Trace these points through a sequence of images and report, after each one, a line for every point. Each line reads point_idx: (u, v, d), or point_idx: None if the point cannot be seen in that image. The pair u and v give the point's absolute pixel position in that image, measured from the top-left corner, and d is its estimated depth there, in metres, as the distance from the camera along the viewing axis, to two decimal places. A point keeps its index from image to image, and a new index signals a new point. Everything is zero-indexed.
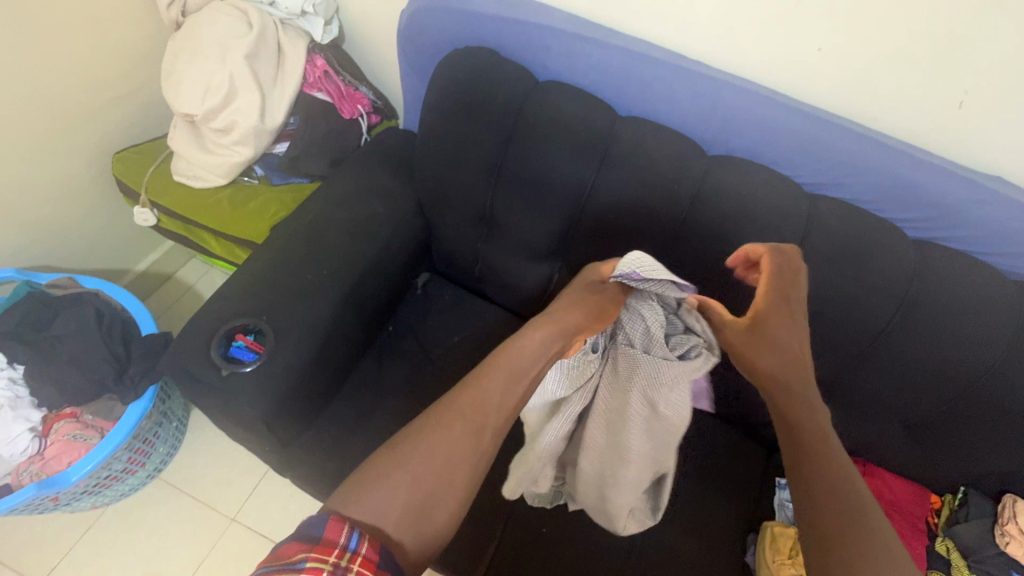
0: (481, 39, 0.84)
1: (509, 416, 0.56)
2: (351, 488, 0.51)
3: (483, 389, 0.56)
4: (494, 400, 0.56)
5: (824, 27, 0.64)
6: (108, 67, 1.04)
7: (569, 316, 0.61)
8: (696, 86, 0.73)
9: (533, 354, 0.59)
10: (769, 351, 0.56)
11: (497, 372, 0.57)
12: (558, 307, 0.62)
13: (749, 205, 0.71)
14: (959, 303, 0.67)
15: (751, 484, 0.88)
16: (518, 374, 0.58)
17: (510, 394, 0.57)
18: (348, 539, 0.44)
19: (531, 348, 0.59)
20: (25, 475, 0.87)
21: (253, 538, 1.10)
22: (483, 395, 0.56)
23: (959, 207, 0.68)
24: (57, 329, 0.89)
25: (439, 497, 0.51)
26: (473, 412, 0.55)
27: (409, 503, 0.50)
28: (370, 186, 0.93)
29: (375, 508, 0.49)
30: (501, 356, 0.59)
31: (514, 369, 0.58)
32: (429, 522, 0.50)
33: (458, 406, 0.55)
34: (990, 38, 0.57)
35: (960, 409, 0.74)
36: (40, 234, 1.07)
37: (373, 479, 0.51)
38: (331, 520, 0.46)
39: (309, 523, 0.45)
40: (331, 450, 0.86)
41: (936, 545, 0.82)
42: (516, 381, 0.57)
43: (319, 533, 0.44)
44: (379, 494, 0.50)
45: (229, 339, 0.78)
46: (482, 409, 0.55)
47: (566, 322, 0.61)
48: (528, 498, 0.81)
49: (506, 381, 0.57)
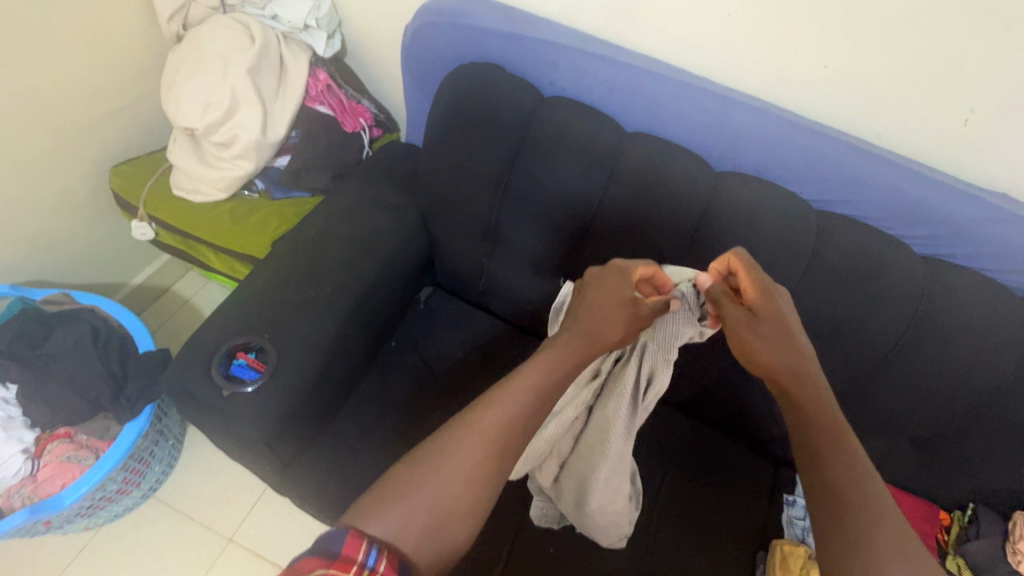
0: (486, 54, 0.83)
1: (532, 434, 0.55)
2: (368, 503, 0.50)
3: (509, 407, 0.53)
4: (519, 419, 0.53)
5: (831, 44, 0.64)
6: (107, 79, 1.02)
7: (607, 332, 0.58)
8: (704, 103, 0.73)
9: (564, 367, 0.57)
10: (763, 340, 0.54)
11: (523, 386, 0.54)
12: (595, 325, 0.59)
13: (760, 220, 0.70)
14: (969, 319, 0.67)
15: (760, 500, 0.87)
16: (547, 390, 0.55)
17: (535, 411, 0.54)
18: (367, 556, 0.43)
19: (557, 365, 0.56)
20: (16, 498, 0.84)
21: (251, 560, 1.07)
22: (510, 412, 0.53)
23: (967, 225, 0.68)
24: (52, 347, 0.87)
25: (458, 516, 0.50)
26: (497, 432, 0.52)
27: (429, 522, 0.49)
28: (373, 201, 0.92)
29: (394, 524, 0.48)
30: (529, 370, 0.56)
31: (542, 384, 0.55)
32: (447, 541, 0.49)
33: (481, 423, 0.52)
34: (998, 57, 0.58)
35: (971, 425, 0.73)
36: (34, 248, 1.05)
37: (391, 494, 0.50)
38: (350, 536, 0.44)
39: (327, 538, 0.44)
40: (333, 470, 0.84)
41: (947, 564, 0.81)
42: (544, 396, 0.55)
43: (337, 548, 0.43)
44: (399, 511, 0.49)
45: (229, 357, 0.76)
46: (507, 428, 0.53)
47: (601, 339, 0.58)
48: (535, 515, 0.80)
49: (533, 397, 0.54)
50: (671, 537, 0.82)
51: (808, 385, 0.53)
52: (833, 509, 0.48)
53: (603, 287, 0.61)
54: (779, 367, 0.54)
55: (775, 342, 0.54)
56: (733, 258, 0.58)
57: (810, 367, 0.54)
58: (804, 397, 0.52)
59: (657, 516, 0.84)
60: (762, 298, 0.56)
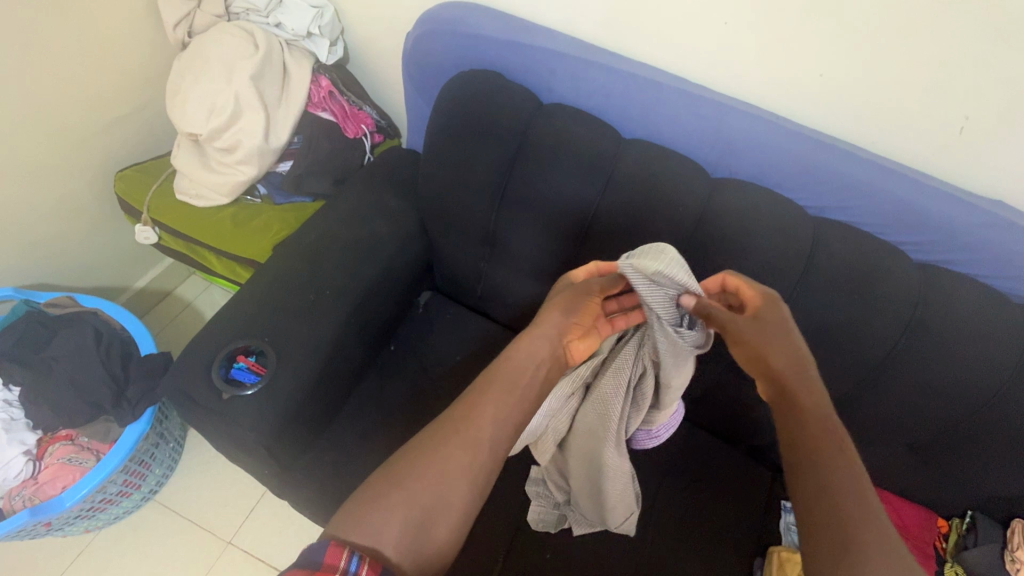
0: (486, 61, 0.84)
1: (509, 427, 0.55)
2: (349, 512, 0.50)
3: (477, 404, 0.55)
4: (490, 413, 0.55)
5: (827, 52, 0.65)
6: (113, 85, 1.04)
7: (556, 317, 0.60)
8: (701, 110, 0.74)
9: (528, 359, 0.58)
10: (766, 343, 0.54)
11: (487, 383, 0.57)
12: (542, 313, 0.62)
13: (755, 225, 0.71)
14: (965, 326, 0.67)
15: (757, 504, 0.87)
16: (514, 384, 0.57)
17: (506, 407, 0.55)
18: (349, 563, 0.43)
19: (521, 359, 0.58)
20: (18, 499, 0.85)
21: (249, 562, 1.07)
22: (479, 408, 0.55)
23: (962, 231, 0.68)
24: (54, 350, 0.88)
25: (439, 514, 0.50)
26: (468, 428, 0.53)
27: (408, 523, 0.49)
28: (374, 206, 0.93)
29: (374, 529, 0.48)
30: (492, 371, 0.58)
31: (508, 379, 0.57)
32: (429, 540, 0.49)
33: (451, 423, 0.54)
34: (991, 66, 0.58)
35: (968, 431, 0.73)
36: (39, 251, 1.06)
37: (369, 501, 0.50)
38: (331, 545, 0.44)
39: (309, 549, 0.44)
40: (331, 473, 0.85)
41: (946, 571, 0.80)
42: (512, 389, 0.56)
43: (319, 558, 0.43)
44: (377, 516, 0.49)
45: (230, 360, 0.77)
46: (478, 423, 0.54)
47: (551, 325, 0.60)
48: (532, 512, 0.82)
49: (500, 392, 0.56)
50: (668, 542, 0.82)
51: (808, 388, 0.53)
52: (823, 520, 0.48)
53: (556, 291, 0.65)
54: (780, 371, 0.54)
55: (778, 345, 0.54)
56: (728, 275, 0.58)
57: (809, 372, 0.54)
58: (802, 401, 0.53)
59: (653, 520, 0.84)
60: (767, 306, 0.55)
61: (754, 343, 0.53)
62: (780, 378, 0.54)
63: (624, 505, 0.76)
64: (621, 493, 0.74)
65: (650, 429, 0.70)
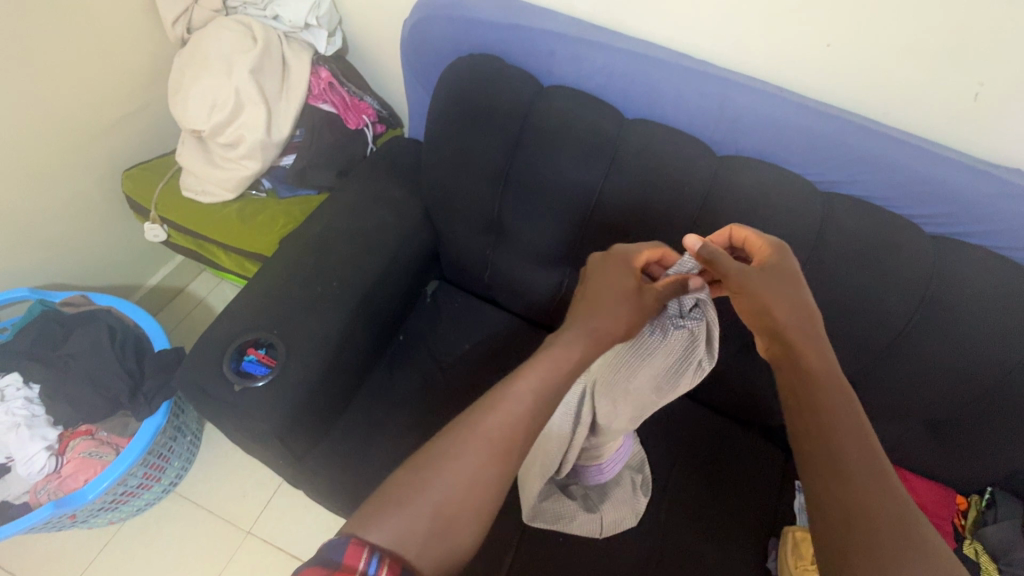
0: (484, 46, 0.83)
1: (538, 435, 0.54)
2: (369, 511, 0.50)
3: (512, 410, 0.53)
4: (523, 419, 0.53)
5: (834, 22, 0.63)
6: (115, 84, 1.05)
7: (608, 333, 0.57)
8: (703, 86, 0.72)
9: (570, 367, 0.55)
10: (773, 295, 0.53)
11: (527, 387, 0.54)
12: (591, 310, 0.57)
13: (763, 203, 0.70)
14: (982, 298, 0.66)
15: (771, 483, 0.87)
16: (550, 388, 0.54)
17: (541, 412, 0.54)
18: (368, 565, 0.44)
19: (568, 360, 0.55)
20: (43, 492, 0.87)
21: (269, 551, 1.09)
22: (512, 415, 0.53)
23: (978, 201, 0.66)
24: (71, 348, 0.90)
25: (462, 521, 0.50)
26: (499, 436, 0.52)
27: (431, 527, 0.49)
28: (376, 196, 0.93)
29: (396, 531, 0.48)
30: (533, 369, 0.55)
31: (549, 383, 0.54)
32: (451, 547, 0.49)
33: (483, 427, 0.52)
34: (1010, 30, 0.56)
35: (986, 406, 0.72)
36: (52, 252, 1.08)
37: (392, 502, 0.50)
38: (350, 545, 0.45)
39: (329, 548, 0.45)
40: (344, 461, 0.86)
41: (964, 548, 0.79)
42: (550, 394, 0.54)
43: (338, 558, 0.43)
44: (401, 519, 0.49)
45: (240, 353, 0.78)
46: (510, 432, 0.52)
47: (604, 334, 0.57)
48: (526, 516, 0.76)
49: (538, 400, 0.54)
50: (683, 523, 0.82)
51: (812, 341, 0.53)
52: (833, 478, 0.48)
53: (616, 278, 0.59)
54: (786, 324, 0.53)
55: (782, 296, 0.54)
56: (737, 228, 0.59)
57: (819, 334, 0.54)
58: (806, 355, 0.53)
59: (666, 506, 0.83)
60: (773, 259, 0.56)
61: (759, 293, 0.53)
62: (785, 333, 0.53)
63: (559, 525, 0.76)
64: (556, 509, 0.76)
65: (601, 463, 0.76)
